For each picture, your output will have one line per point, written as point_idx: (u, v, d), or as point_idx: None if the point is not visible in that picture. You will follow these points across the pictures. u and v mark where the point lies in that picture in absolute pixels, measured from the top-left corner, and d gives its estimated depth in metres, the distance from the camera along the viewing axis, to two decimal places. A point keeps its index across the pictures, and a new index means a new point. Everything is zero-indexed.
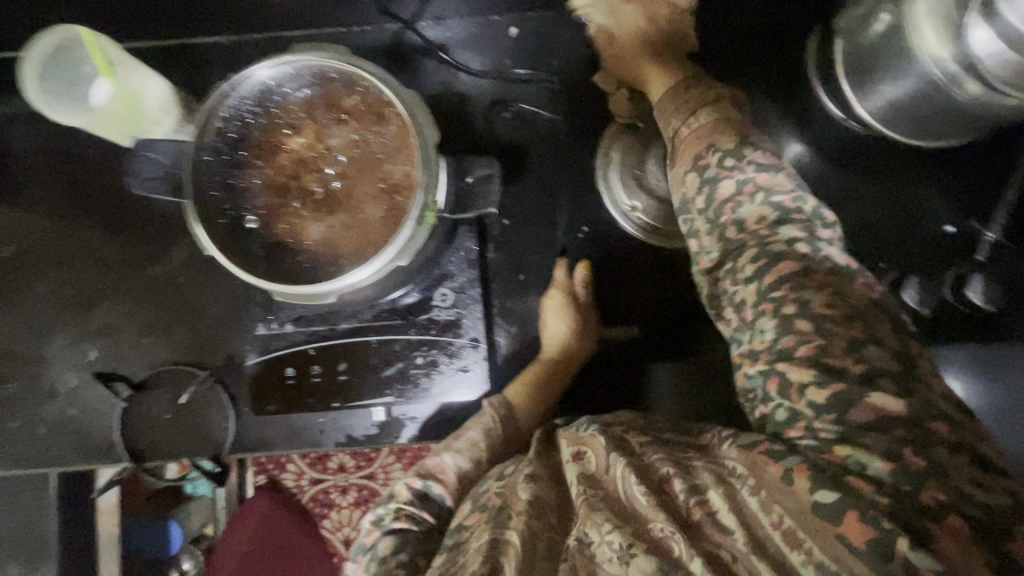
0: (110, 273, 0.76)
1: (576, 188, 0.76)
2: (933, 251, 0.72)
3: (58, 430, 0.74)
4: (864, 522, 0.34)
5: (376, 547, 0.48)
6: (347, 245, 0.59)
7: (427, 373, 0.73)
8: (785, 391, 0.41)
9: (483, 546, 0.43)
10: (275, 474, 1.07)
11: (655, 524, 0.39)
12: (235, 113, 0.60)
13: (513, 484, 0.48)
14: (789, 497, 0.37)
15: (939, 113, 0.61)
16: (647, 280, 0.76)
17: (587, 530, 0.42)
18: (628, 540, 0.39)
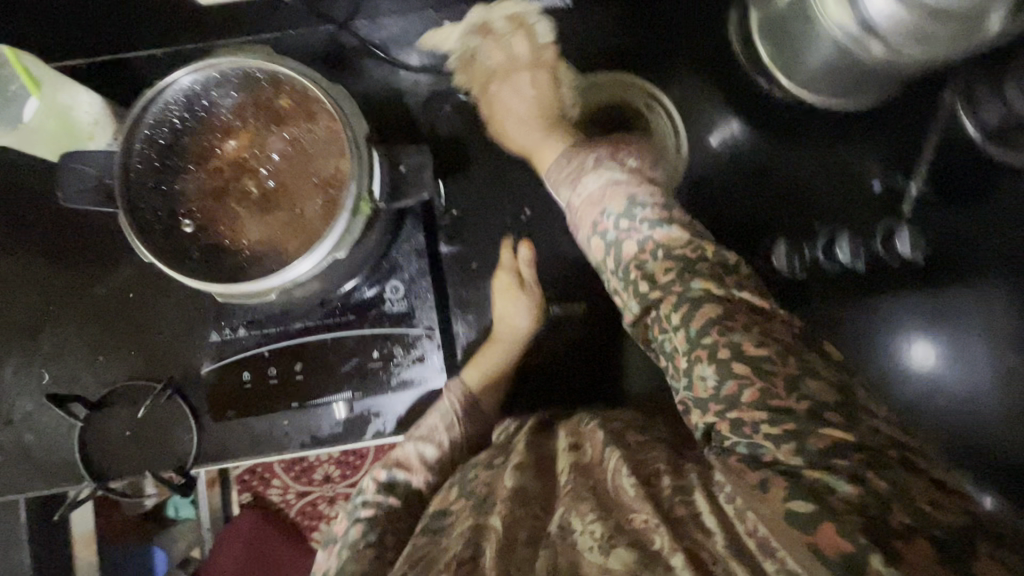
0: (60, 295, 0.75)
1: (523, 177, 0.77)
2: (862, 205, 0.74)
3: (20, 456, 0.74)
4: (841, 531, 0.33)
5: (348, 534, 0.49)
6: (286, 241, 0.55)
7: (385, 367, 0.69)
8: (738, 430, 0.40)
9: (465, 532, 0.43)
10: (260, 490, 1.15)
11: (640, 516, 0.39)
12: (162, 119, 0.56)
13: (500, 475, 0.49)
14: (762, 505, 0.36)
15: (850, 78, 0.63)
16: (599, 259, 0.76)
17: (571, 518, 0.41)
18: (609, 532, 0.38)
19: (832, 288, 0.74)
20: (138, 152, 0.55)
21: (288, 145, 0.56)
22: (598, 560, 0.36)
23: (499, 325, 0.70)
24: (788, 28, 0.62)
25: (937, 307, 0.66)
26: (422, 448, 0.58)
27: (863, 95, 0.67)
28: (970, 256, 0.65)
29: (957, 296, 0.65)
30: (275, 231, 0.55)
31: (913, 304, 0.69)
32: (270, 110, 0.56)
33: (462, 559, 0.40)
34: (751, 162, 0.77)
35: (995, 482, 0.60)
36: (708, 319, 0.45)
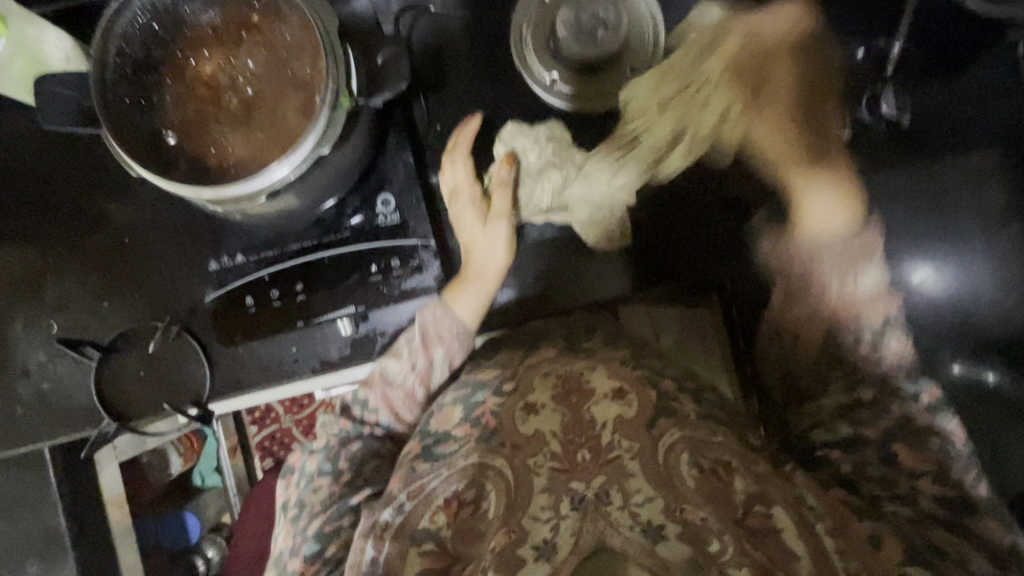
0: (58, 245, 0.76)
1: (503, 89, 0.74)
2: (843, 77, 0.71)
3: (40, 405, 0.76)
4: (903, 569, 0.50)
5: (304, 468, 0.69)
6: (272, 148, 0.55)
7: (385, 280, 0.70)
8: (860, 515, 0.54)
9: (471, 467, 0.58)
10: (280, 454, 1.26)
11: (699, 513, 0.50)
12: (131, 33, 0.55)
13: (515, 412, 0.61)
14: (849, 543, 0.51)
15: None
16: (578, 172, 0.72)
17: (607, 489, 0.53)
18: (661, 523, 0.50)
19: None
20: (112, 66, 0.55)
21: (263, 51, 0.56)
22: (646, 542, 0.49)
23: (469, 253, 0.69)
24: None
25: (925, 177, 0.70)
26: (387, 366, 0.67)
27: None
28: (962, 137, 0.70)
29: (946, 175, 0.69)
30: (257, 143, 0.55)
31: (902, 172, 0.71)
32: (242, 18, 0.56)
33: (470, 503, 0.56)
34: None
35: (983, 352, 0.68)
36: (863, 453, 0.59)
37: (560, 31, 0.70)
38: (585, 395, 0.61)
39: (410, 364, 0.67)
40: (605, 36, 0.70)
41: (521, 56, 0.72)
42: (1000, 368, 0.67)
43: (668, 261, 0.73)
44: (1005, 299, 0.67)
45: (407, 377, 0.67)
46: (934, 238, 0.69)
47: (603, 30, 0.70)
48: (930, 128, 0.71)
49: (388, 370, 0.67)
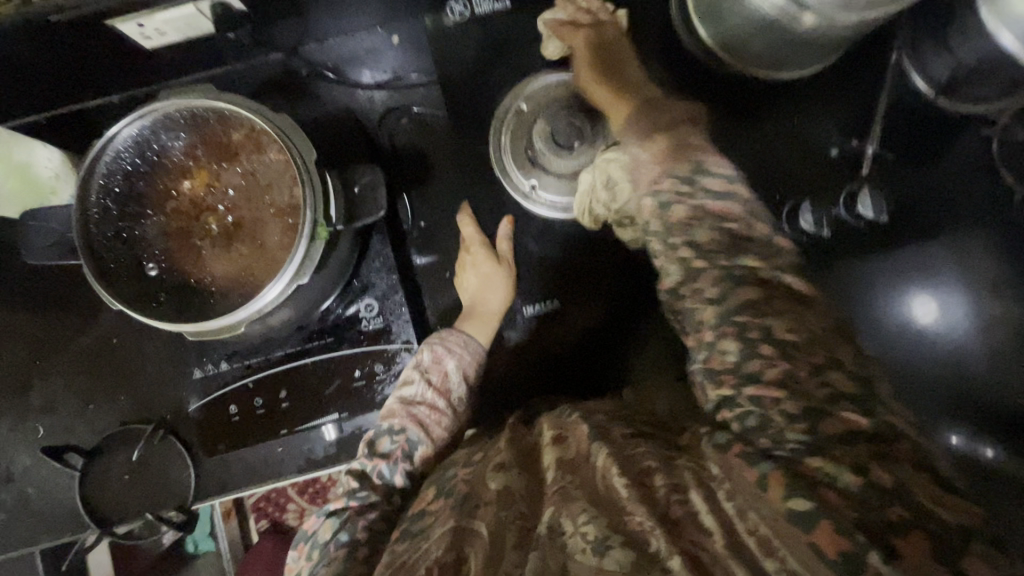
0: (42, 349, 0.76)
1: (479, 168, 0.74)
2: (824, 174, 0.71)
3: (23, 511, 0.75)
4: (838, 533, 0.32)
5: (317, 533, 0.52)
6: (255, 273, 0.56)
7: (368, 385, 0.70)
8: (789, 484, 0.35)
9: (448, 535, 0.42)
10: (277, 516, 1.09)
11: (634, 517, 0.37)
12: (113, 169, 0.56)
13: (482, 473, 0.48)
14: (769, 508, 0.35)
15: (777, 52, 0.64)
16: (602, 267, 0.73)
17: (560, 519, 0.39)
18: (604, 533, 0.36)
19: (847, 247, 0.71)
20: (95, 203, 0.56)
21: (243, 179, 0.57)
22: (591, 562, 0.35)
23: (476, 302, 0.70)
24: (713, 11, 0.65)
25: (928, 261, 0.68)
26: (402, 392, 0.60)
27: (813, 65, 0.68)
28: (954, 219, 0.69)
29: (943, 248, 0.68)
30: (241, 263, 0.56)
31: (906, 252, 0.69)
32: (221, 147, 0.57)
33: (446, 563, 0.39)
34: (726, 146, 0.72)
35: (991, 430, 0.63)
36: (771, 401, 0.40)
37: (536, 143, 0.70)
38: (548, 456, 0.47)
39: (426, 380, 0.61)
40: (581, 146, 0.68)
41: (500, 163, 0.72)
42: (999, 445, 0.62)
43: (633, 300, 0.73)
44: (1002, 366, 0.64)
45: (424, 395, 0.60)
46: (960, 294, 0.66)
47: (579, 139, 0.68)
48: (927, 213, 0.70)
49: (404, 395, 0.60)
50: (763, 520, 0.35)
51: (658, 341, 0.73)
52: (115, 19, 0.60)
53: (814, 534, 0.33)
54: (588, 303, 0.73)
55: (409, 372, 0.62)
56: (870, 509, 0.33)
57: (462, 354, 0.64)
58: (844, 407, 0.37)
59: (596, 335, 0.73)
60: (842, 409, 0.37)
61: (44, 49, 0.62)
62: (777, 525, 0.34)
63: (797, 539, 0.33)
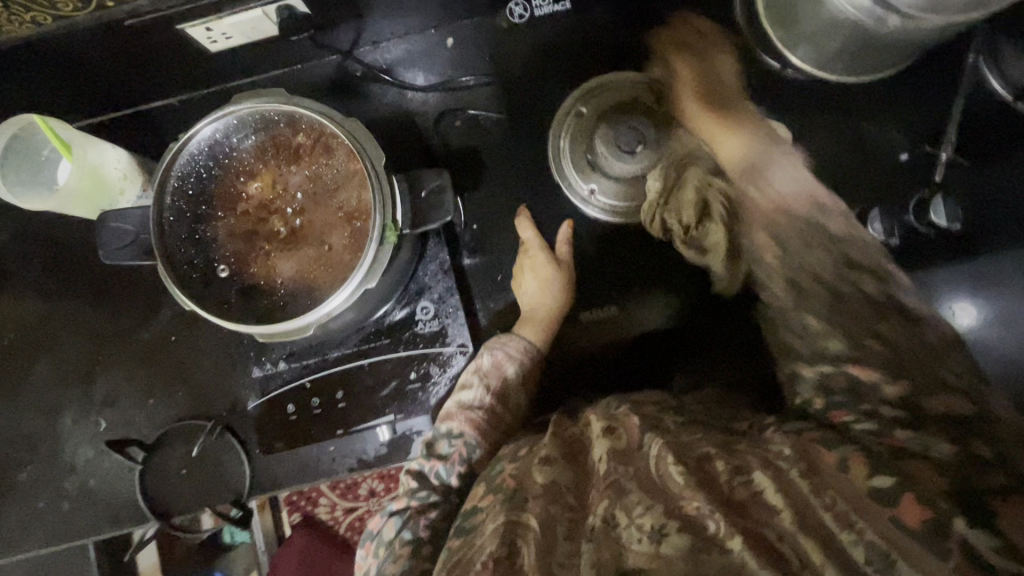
0: (104, 343, 0.78)
1: (534, 171, 0.75)
2: (892, 180, 0.69)
3: (83, 501, 0.77)
4: (920, 503, 0.33)
5: (381, 532, 0.52)
6: (320, 275, 0.57)
7: (422, 387, 0.70)
8: (867, 464, 0.36)
9: (499, 529, 0.41)
10: (308, 509, 1.09)
11: (690, 501, 0.36)
12: (188, 173, 0.58)
13: (529, 467, 0.46)
14: (843, 484, 0.36)
15: (847, 58, 0.64)
16: (644, 266, 0.73)
17: (615, 510, 0.38)
18: (660, 522, 0.35)
19: (914, 259, 0.68)
20: (170, 206, 0.57)
21: (311, 182, 0.57)
22: (649, 550, 0.34)
23: (532, 307, 0.69)
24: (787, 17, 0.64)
25: (988, 279, 0.66)
26: (460, 396, 0.60)
27: (877, 74, 0.67)
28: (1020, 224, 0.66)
29: (1008, 264, 0.65)
30: (308, 266, 0.57)
31: (962, 271, 0.67)
32: (289, 149, 0.57)
33: (499, 557, 0.38)
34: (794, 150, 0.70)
35: None
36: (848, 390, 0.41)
37: (597, 147, 0.70)
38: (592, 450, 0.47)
39: (485, 385, 0.60)
40: (644, 150, 0.69)
41: (558, 168, 0.73)
42: None
43: (683, 303, 0.72)
44: None
45: (484, 400, 0.59)
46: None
47: (642, 143, 0.69)
48: (1001, 218, 0.66)
49: (462, 400, 0.60)
50: (844, 503, 0.35)
51: (714, 342, 0.71)
52: (186, 23, 0.61)
53: (898, 507, 0.33)
54: (641, 304, 0.73)
55: (467, 376, 0.62)
56: (955, 479, 0.34)
57: (519, 359, 0.63)
58: (935, 394, 0.39)
59: (649, 338, 0.73)
60: (927, 396, 0.39)
61: (115, 51, 0.63)
62: (855, 499, 0.35)
63: (879, 515, 0.34)
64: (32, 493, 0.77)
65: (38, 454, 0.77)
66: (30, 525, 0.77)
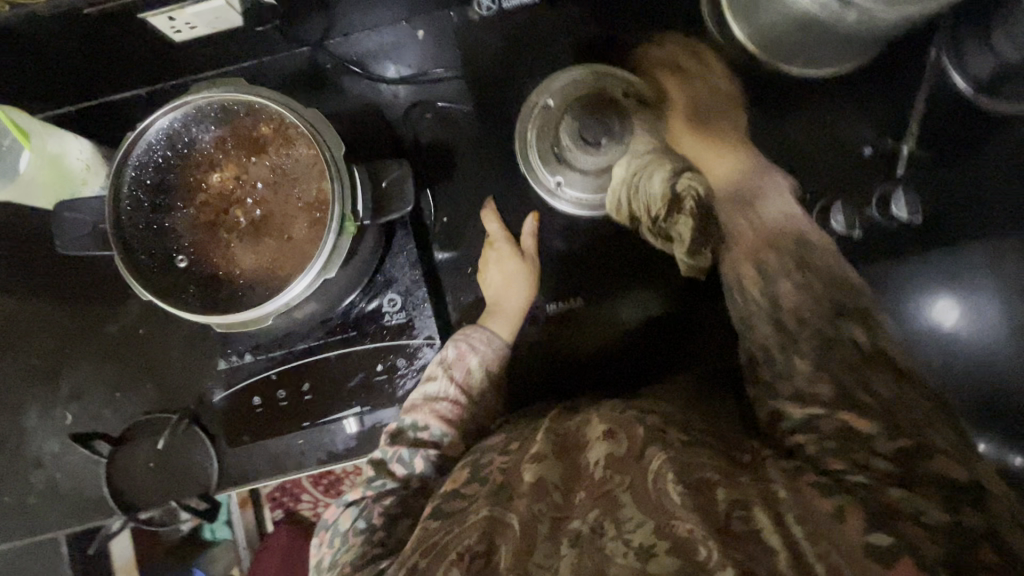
0: (70, 337, 0.77)
1: (505, 164, 0.75)
2: (858, 174, 0.69)
3: (50, 496, 0.77)
4: (920, 566, 0.33)
5: (337, 522, 0.53)
6: (282, 267, 0.56)
7: (389, 380, 0.70)
8: (874, 518, 0.36)
9: (480, 523, 0.41)
10: (291, 505, 1.09)
11: (683, 524, 0.35)
12: (145, 162, 0.57)
13: (519, 464, 0.46)
14: (836, 536, 0.35)
15: (809, 51, 0.65)
16: (610, 259, 0.72)
17: (604, 522, 0.38)
18: (649, 540, 0.35)
19: (883, 254, 0.68)
20: (128, 196, 0.56)
21: (271, 172, 0.57)
22: (635, 565, 0.34)
23: (498, 297, 0.70)
24: (753, 4, 0.64)
25: (970, 271, 0.65)
26: (425, 388, 0.60)
27: (839, 66, 0.68)
28: (986, 216, 0.67)
29: (986, 255, 0.65)
30: (270, 257, 0.56)
31: (943, 263, 0.67)
32: (250, 139, 0.57)
33: (477, 554, 0.38)
34: (761, 143, 0.70)
35: None
36: (851, 443, 0.43)
37: (563, 139, 0.69)
38: (579, 447, 0.46)
39: (449, 376, 0.60)
40: (608, 142, 0.68)
41: (525, 159, 0.72)
42: None
43: (648, 294, 0.71)
44: None
45: (448, 392, 0.59)
46: (991, 295, 0.64)
47: (607, 136, 0.67)
48: (960, 212, 0.68)
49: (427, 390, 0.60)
50: (838, 551, 0.34)
51: (692, 345, 0.71)
52: (149, 12, 0.60)
53: (894, 569, 0.33)
54: (608, 298, 0.72)
55: (433, 368, 0.62)
56: (953, 550, 0.35)
57: (486, 351, 0.64)
58: (927, 459, 0.40)
59: (617, 331, 0.72)
60: (926, 463, 0.40)
61: (77, 40, 0.63)
62: (854, 557, 0.34)
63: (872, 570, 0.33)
64: None
65: (3, 448, 0.77)
66: None
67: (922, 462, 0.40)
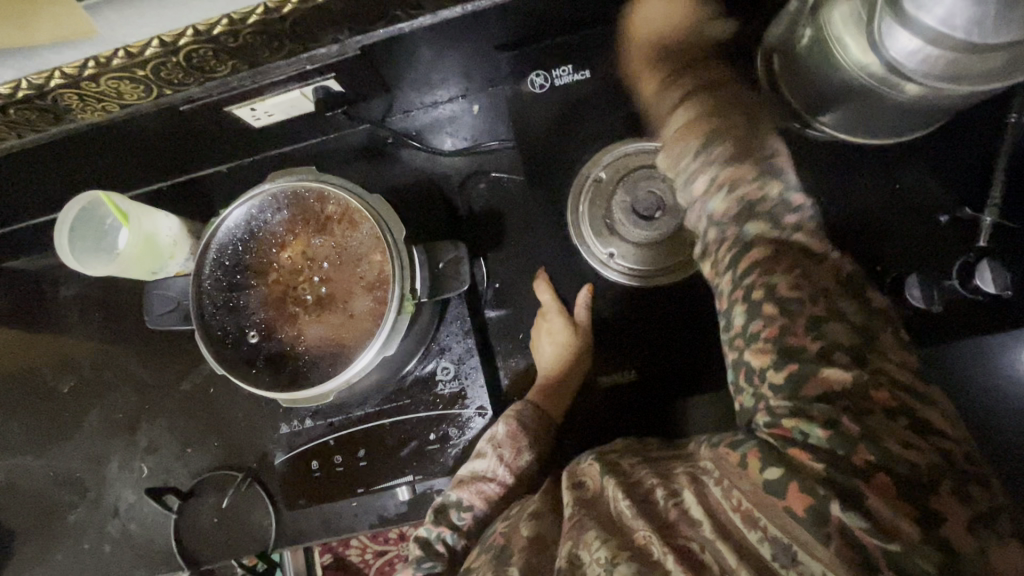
0: (150, 393, 0.83)
1: (554, 233, 0.76)
2: (933, 243, 0.66)
3: (123, 544, 0.81)
4: (805, 492, 0.36)
5: None
6: (345, 341, 0.59)
7: (441, 449, 0.70)
8: (766, 453, 0.38)
9: None
10: (341, 551, 1.09)
11: (639, 532, 0.40)
12: (225, 245, 0.62)
13: (517, 523, 0.48)
14: (745, 481, 0.38)
15: (875, 118, 0.62)
16: (656, 322, 0.72)
17: (579, 552, 0.41)
18: (612, 553, 0.39)
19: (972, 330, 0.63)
20: (209, 275, 0.61)
21: (336, 253, 0.60)
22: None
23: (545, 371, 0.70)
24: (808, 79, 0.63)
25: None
26: (473, 464, 0.60)
27: (900, 135, 0.65)
28: None
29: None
30: (333, 330, 0.59)
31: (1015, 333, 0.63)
32: (319, 221, 0.61)
33: None
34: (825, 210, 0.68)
35: None
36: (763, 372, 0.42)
37: (615, 212, 0.72)
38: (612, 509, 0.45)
39: (498, 455, 0.60)
40: (661, 217, 0.71)
41: (576, 230, 0.74)
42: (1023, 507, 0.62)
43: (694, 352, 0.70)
44: None
45: (497, 472, 0.59)
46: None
47: (660, 211, 0.71)
48: None
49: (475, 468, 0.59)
50: (745, 494, 0.38)
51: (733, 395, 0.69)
52: (233, 105, 0.66)
53: (785, 501, 0.36)
54: (651, 357, 0.72)
55: (481, 444, 0.61)
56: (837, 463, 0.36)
57: (531, 425, 0.63)
58: (828, 370, 0.39)
59: (661, 389, 0.72)
60: (823, 371, 0.39)
61: (172, 130, 0.70)
62: (756, 497, 0.37)
63: (774, 507, 0.36)
64: (78, 534, 0.82)
65: (87, 497, 0.82)
66: (75, 566, 0.81)
67: (821, 368, 0.39)
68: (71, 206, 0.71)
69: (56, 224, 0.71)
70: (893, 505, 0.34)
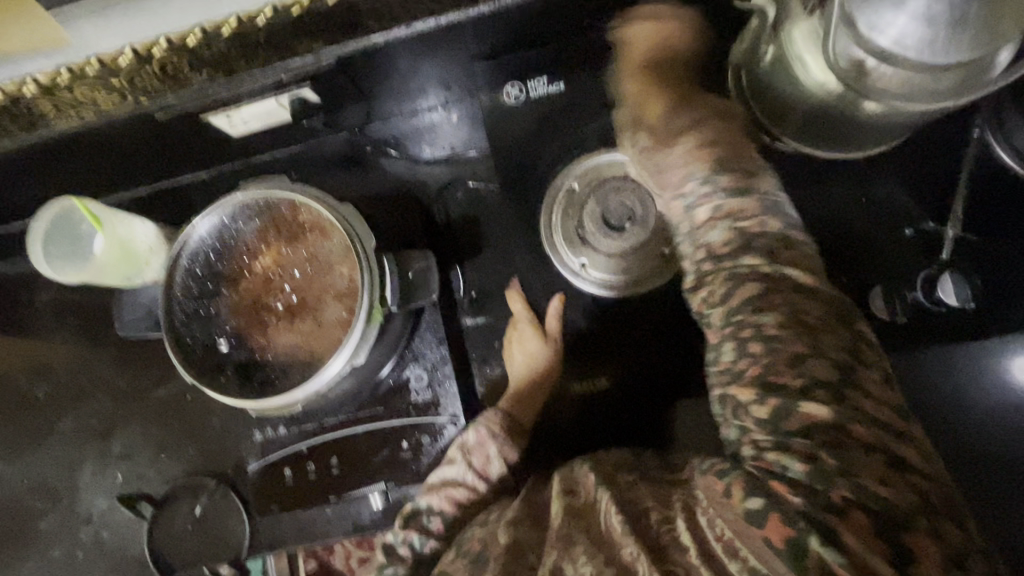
0: (125, 400, 0.83)
1: (530, 242, 0.77)
2: (898, 254, 0.67)
3: (96, 551, 0.80)
4: (786, 522, 0.35)
5: None
6: (314, 350, 0.59)
7: (414, 457, 0.70)
8: (753, 488, 0.37)
9: None
10: (324, 558, 1.08)
11: (625, 548, 0.40)
12: (196, 253, 0.62)
13: (494, 531, 0.48)
14: (727, 509, 0.37)
15: (839, 133, 0.63)
16: (627, 333, 0.73)
17: (562, 564, 0.41)
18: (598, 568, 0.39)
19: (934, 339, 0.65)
20: (180, 283, 0.62)
21: (306, 262, 0.60)
22: None
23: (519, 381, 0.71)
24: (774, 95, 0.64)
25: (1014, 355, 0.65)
26: (443, 471, 0.60)
27: (865, 151, 0.67)
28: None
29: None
30: (303, 338, 0.59)
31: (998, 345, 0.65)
32: (290, 230, 0.61)
33: None
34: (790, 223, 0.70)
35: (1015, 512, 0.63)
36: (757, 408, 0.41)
37: (587, 223, 0.72)
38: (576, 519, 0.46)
39: (468, 462, 0.60)
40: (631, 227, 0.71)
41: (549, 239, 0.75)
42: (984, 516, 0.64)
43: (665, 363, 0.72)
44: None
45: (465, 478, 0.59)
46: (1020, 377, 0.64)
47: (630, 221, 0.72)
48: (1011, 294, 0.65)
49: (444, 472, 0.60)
50: (726, 522, 0.37)
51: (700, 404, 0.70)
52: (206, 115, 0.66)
53: (765, 528, 0.35)
54: (621, 367, 0.73)
55: (453, 450, 0.62)
56: (813, 498, 0.36)
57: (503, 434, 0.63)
58: (804, 405, 0.39)
59: (632, 398, 0.72)
60: (800, 407, 0.39)
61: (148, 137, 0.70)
62: (736, 525, 0.36)
63: (751, 536, 0.35)
64: (51, 540, 0.81)
65: (59, 504, 0.82)
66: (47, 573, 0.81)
67: (801, 404, 0.39)
68: (47, 214, 0.73)
69: (31, 233, 0.73)
70: (866, 541, 0.34)
